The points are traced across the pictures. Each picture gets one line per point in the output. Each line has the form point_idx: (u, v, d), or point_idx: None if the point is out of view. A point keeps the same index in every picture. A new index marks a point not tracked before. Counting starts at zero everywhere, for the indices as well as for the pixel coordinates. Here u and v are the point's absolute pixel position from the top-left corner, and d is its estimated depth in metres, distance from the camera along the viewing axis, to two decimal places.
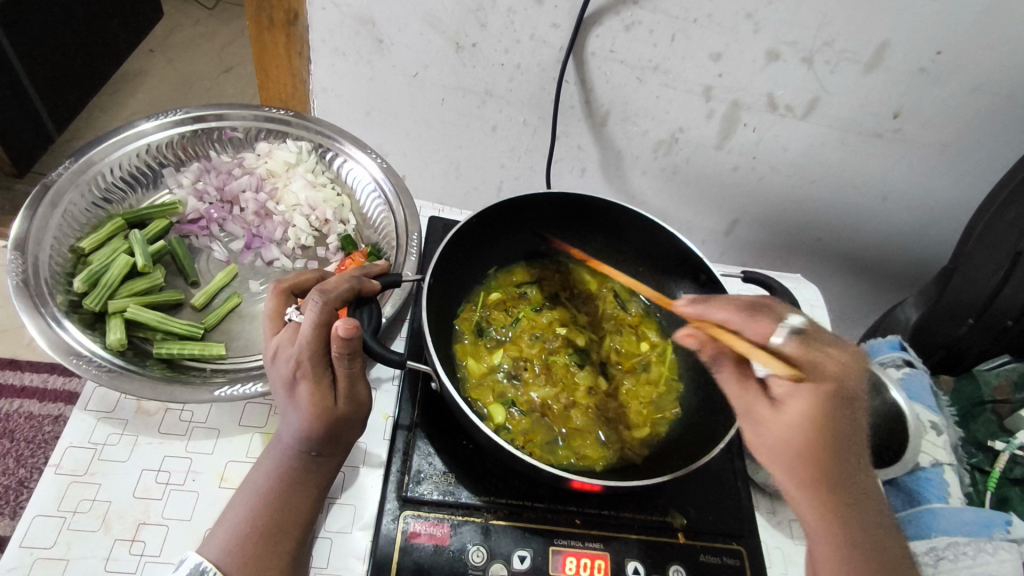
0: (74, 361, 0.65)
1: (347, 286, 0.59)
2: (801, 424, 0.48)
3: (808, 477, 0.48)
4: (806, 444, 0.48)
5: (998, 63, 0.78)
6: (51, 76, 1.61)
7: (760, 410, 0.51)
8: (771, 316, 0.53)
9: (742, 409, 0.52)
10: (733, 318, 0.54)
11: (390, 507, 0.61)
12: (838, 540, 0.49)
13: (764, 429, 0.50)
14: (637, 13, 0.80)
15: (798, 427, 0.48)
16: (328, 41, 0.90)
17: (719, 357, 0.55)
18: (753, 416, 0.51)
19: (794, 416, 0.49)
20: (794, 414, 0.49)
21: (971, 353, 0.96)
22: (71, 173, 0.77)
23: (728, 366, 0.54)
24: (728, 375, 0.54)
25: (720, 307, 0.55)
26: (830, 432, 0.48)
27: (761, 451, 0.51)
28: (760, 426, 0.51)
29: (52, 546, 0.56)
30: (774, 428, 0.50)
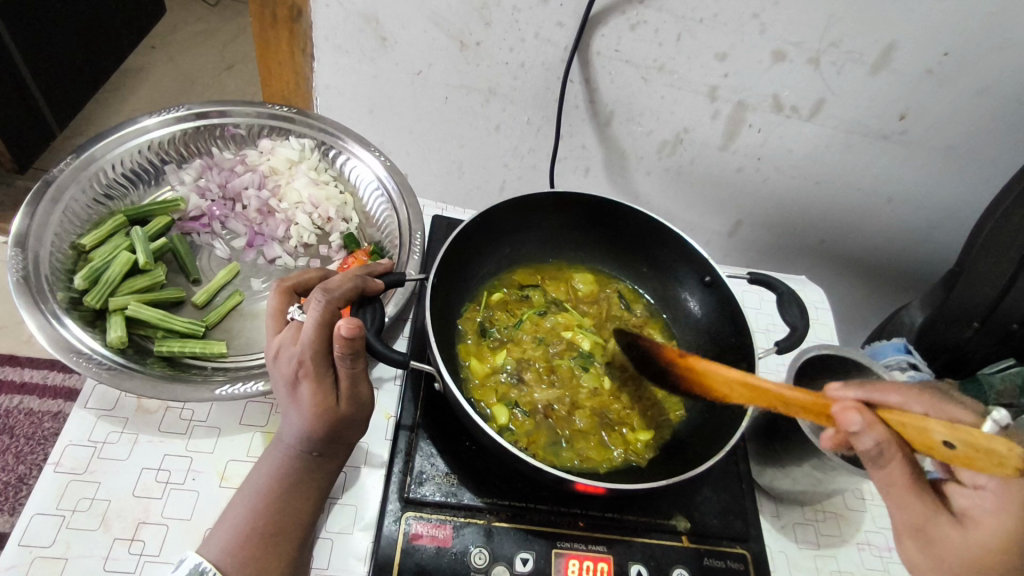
0: (74, 358, 0.64)
1: (351, 284, 0.58)
2: (998, 541, 0.44)
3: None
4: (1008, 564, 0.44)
5: (1007, 66, 0.77)
6: (52, 72, 1.60)
7: (941, 525, 0.46)
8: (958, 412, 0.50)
9: (915, 524, 0.46)
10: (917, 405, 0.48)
11: (393, 508, 0.60)
12: None
13: (950, 547, 0.45)
14: (643, 12, 0.79)
15: (994, 550, 0.44)
16: (331, 38, 0.90)
17: (884, 448, 0.45)
18: (932, 531, 0.46)
19: (991, 531, 0.45)
20: (989, 530, 0.45)
21: (975, 357, 0.94)
22: (73, 168, 0.77)
23: (898, 461, 0.46)
24: (888, 482, 0.46)
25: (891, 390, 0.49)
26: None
27: (931, 570, 0.46)
28: (941, 545, 0.46)
29: (50, 545, 0.55)
30: (968, 542, 0.45)
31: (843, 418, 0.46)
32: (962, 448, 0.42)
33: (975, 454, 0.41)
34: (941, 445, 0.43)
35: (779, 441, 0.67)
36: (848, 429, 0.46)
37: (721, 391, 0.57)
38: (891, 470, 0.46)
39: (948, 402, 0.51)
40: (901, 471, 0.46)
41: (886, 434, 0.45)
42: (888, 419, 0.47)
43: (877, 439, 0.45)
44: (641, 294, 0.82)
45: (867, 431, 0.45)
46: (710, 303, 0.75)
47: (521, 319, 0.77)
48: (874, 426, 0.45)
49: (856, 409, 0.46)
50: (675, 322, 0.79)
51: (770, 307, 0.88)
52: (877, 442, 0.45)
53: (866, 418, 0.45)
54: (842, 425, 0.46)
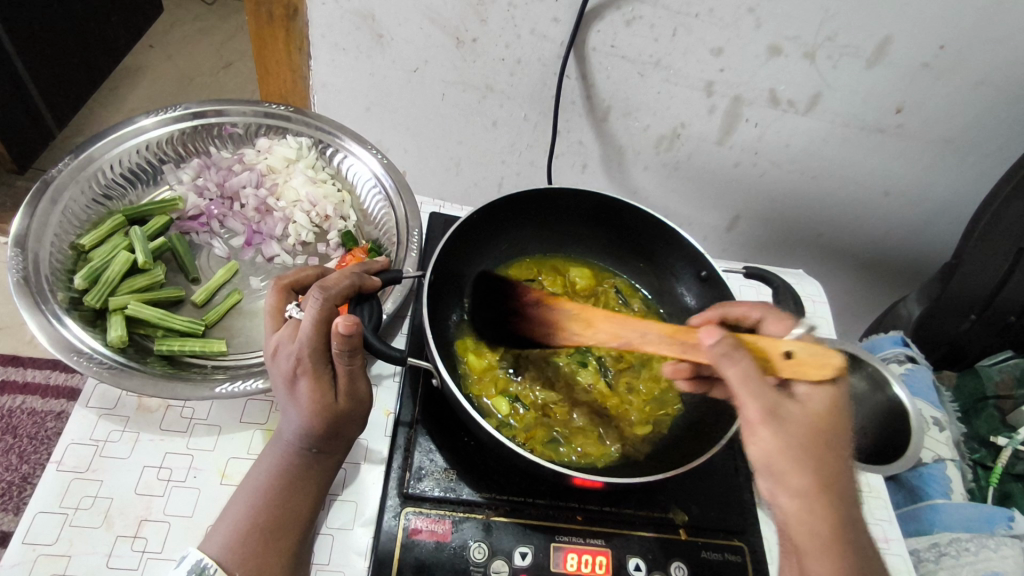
0: (75, 358, 0.65)
1: (348, 282, 0.58)
2: (823, 415, 0.50)
3: (824, 464, 0.47)
4: (829, 434, 0.49)
5: (1002, 57, 0.77)
6: (51, 72, 1.61)
7: (789, 406, 0.49)
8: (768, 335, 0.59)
9: (770, 404, 0.48)
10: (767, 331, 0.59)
11: (392, 504, 0.61)
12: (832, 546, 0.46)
13: (794, 419, 0.48)
14: (638, 8, 0.79)
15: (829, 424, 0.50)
16: (328, 36, 0.90)
17: (737, 346, 0.49)
18: (784, 411, 0.48)
19: (819, 407, 0.50)
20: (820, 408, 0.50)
21: (973, 348, 0.96)
22: (72, 168, 0.77)
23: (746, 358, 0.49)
24: (742, 374, 0.48)
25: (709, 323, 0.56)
26: (837, 424, 0.50)
27: (785, 445, 0.47)
28: (790, 421, 0.48)
29: (54, 543, 0.56)
30: (805, 414, 0.49)
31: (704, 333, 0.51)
32: (801, 353, 0.52)
33: (806, 358, 0.52)
34: (785, 354, 0.52)
35: None
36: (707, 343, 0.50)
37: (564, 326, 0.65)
38: (743, 362, 0.48)
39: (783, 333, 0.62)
40: (751, 360, 0.49)
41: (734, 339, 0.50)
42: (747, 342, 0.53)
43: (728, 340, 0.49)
44: (638, 288, 0.82)
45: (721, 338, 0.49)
46: (709, 299, 0.75)
47: None
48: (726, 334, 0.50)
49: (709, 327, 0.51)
50: (673, 317, 0.79)
51: (767, 301, 0.89)
52: (731, 341, 0.49)
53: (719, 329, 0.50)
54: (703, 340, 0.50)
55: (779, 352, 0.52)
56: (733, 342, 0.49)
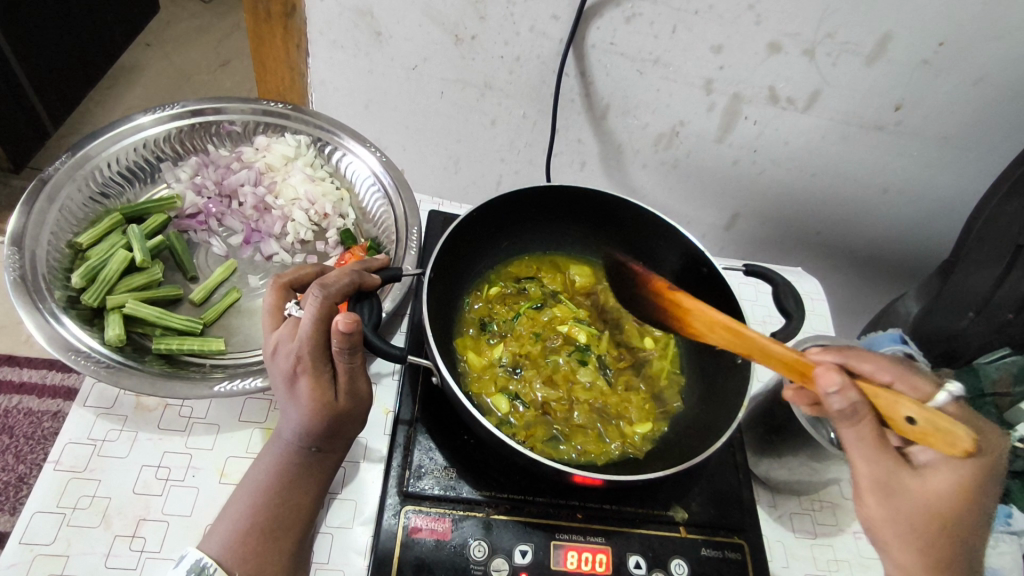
0: (73, 356, 0.64)
1: (348, 280, 0.58)
2: (950, 490, 0.50)
3: (932, 542, 0.50)
4: (949, 514, 0.50)
5: (1002, 55, 0.77)
6: (47, 70, 1.60)
7: (903, 477, 0.50)
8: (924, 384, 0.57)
9: (881, 477, 0.49)
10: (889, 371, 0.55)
11: (391, 502, 0.60)
12: None
13: (910, 498, 0.50)
14: (638, 4, 0.79)
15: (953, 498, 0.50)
16: (326, 34, 0.90)
17: (858, 407, 0.49)
18: (895, 485, 0.49)
19: (945, 485, 0.50)
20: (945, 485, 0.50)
21: (969, 348, 0.92)
22: (68, 166, 0.77)
23: (869, 421, 0.49)
24: (858, 437, 0.49)
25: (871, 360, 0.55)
26: (973, 503, 0.50)
27: (888, 519, 0.50)
28: (900, 497, 0.50)
29: (52, 542, 0.56)
30: (923, 494, 0.50)
31: (823, 377, 0.50)
32: (924, 424, 0.48)
33: (933, 431, 0.48)
34: (905, 421, 0.49)
35: (777, 433, 0.67)
36: (825, 390, 0.49)
37: (702, 333, 0.61)
38: (859, 427, 0.49)
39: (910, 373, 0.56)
40: (870, 426, 0.49)
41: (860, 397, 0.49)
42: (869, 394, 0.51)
43: (854, 400, 0.49)
44: None
45: (842, 393, 0.49)
46: (708, 296, 0.75)
47: (518, 313, 0.76)
48: (847, 389, 0.49)
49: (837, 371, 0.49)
50: None
51: (766, 299, 0.89)
52: (852, 403, 0.49)
53: (844, 380, 0.49)
54: (822, 384, 0.50)
55: (900, 417, 0.49)
56: (852, 403, 0.49)
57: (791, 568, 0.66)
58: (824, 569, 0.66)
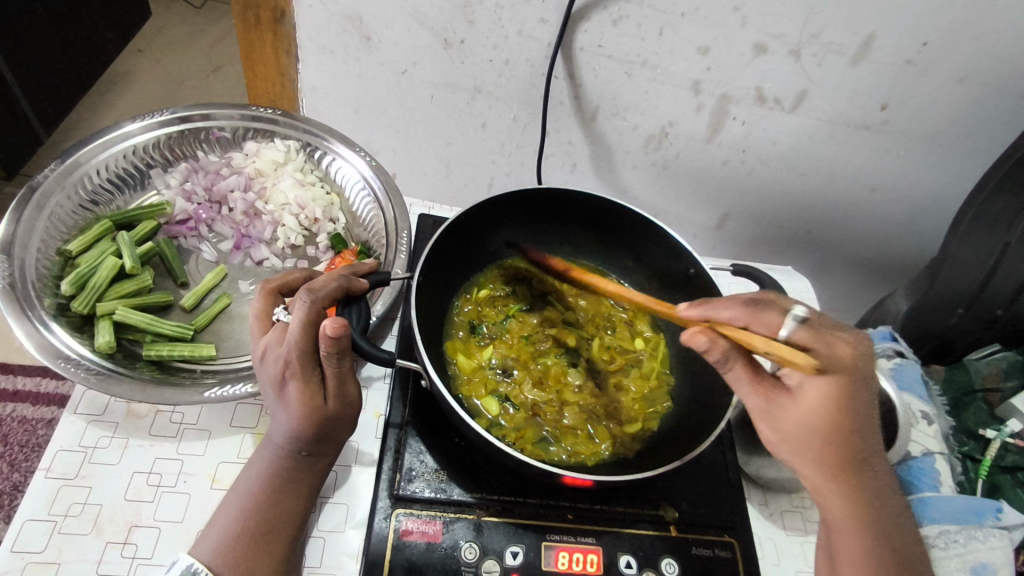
0: (62, 364, 0.64)
1: (335, 284, 0.58)
2: (825, 405, 0.53)
3: (824, 454, 0.53)
4: (828, 430, 0.53)
5: (986, 54, 0.78)
6: (39, 77, 1.60)
7: (782, 403, 0.54)
8: (776, 307, 0.54)
9: (763, 407, 0.54)
10: (739, 314, 0.54)
11: (383, 505, 0.61)
12: (845, 503, 0.54)
13: (792, 421, 0.54)
14: (625, 7, 0.80)
15: (824, 414, 0.53)
16: (315, 39, 0.90)
17: (728, 354, 0.52)
18: (777, 412, 0.54)
19: (818, 404, 0.53)
20: (817, 402, 0.53)
21: (961, 343, 0.97)
22: (58, 174, 0.77)
23: (738, 362, 0.53)
24: (738, 376, 0.54)
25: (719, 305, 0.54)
26: (849, 414, 0.52)
27: (781, 440, 0.55)
28: (783, 420, 0.54)
29: (43, 551, 0.56)
30: (800, 414, 0.53)
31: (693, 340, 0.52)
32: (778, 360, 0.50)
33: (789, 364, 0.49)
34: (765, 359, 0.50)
35: None
36: (698, 347, 0.52)
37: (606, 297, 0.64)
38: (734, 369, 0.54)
39: (760, 306, 0.54)
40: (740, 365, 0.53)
41: (726, 346, 0.52)
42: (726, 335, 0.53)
43: (720, 353, 0.52)
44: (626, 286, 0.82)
45: (714, 346, 0.52)
46: (696, 296, 0.75)
47: (507, 315, 0.77)
48: (716, 342, 0.52)
49: (704, 333, 0.51)
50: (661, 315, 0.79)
51: (755, 298, 0.89)
52: (720, 351, 0.52)
53: (710, 338, 0.51)
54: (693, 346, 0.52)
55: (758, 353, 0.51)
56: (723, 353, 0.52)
57: (782, 566, 0.66)
58: (816, 566, 0.67)
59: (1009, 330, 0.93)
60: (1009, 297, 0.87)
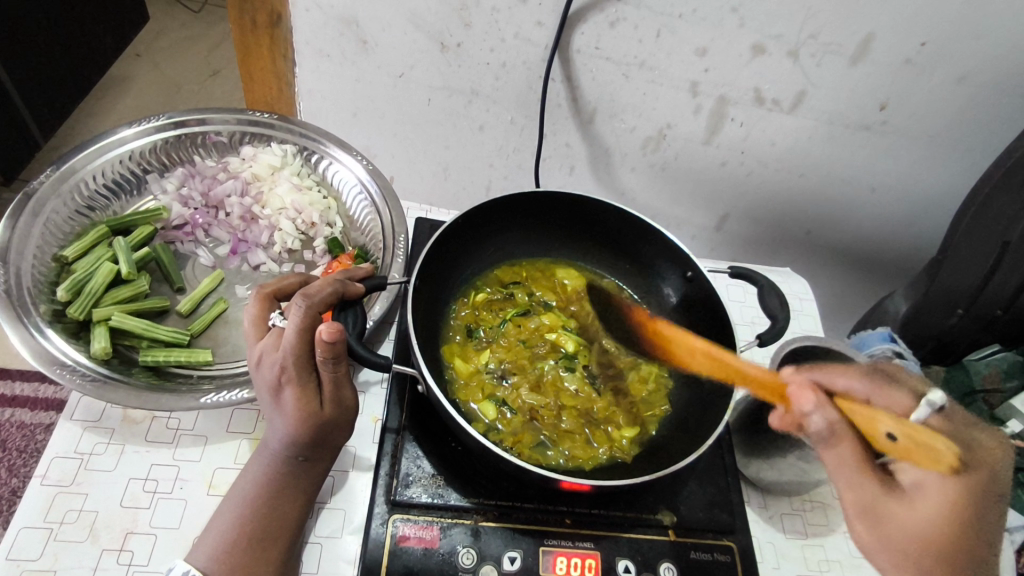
0: (58, 370, 0.64)
1: (331, 289, 0.58)
2: (943, 513, 0.48)
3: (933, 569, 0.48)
4: (949, 540, 0.48)
5: (985, 53, 0.78)
6: (37, 82, 1.60)
7: (889, 503, 0.50)
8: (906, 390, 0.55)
9: (864, 501, 0.51)
10: (861, 387, 0.54)
11: (379, 511, 0.60)
12: None
13: (899, 524, 0.49)
14: (622, 9, 0.80)
15: (941, 521, 0.48)
16: (312, 42, 0.90)
17: (835, 428, 0.52)
18: (883, 511, 0.50)
19: (934, 506, 0.49)
20: (931, 511, 0.49)
21: (961, 345, 0.96)
22: (53, 181, 0.77)
23: (848, 441, 0.52)
24: (837, 460, 0.52)
25: (845, 376, 0.56)
26: (975, 522, 0.48)
27: (881, 546, 0.50)
28: (888, 523, 0.50)
29: (39, 558, 0.56)
30: (910, 520, 0.49)
31: (799, 401, 0.53)
32: (905, 440, 0.49)
33: (914, 446, 0.49)
34: (885, 437, 0.50)
35: (764, 434, 0.68)
36: (803, 410, 0.53)
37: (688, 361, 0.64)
38: (840, 450, 0.52)
39: (891, 386, 0.55)
40: (848, 450, 0.52)
41: (820, 420, 0.52)
42: (846, 410, 0.53)
43: (829, 420, 0.52)
44: (624, 288, 0.82)
45: (820, 412, 0.52)
46: (694, 299, 0.75)
47: (504, 319, 0.77)
48: (824, 409, 0.53)
49: (811, 393, 0.53)
50: (659, 318, 0.79)
51: (753, 300, 0.89)
52: (826, 424, 0.52)
53: (819, 399, 0.53)
54: (798, 406, 0.53)
55: (879, 432, 0.51)
56: (829, 428, 0.52)
57: (781, 569, 0.66)
58: (815, 569, 0.66)
59: (1009, 331, 0.92)
60: (1009, 298, 0.86)
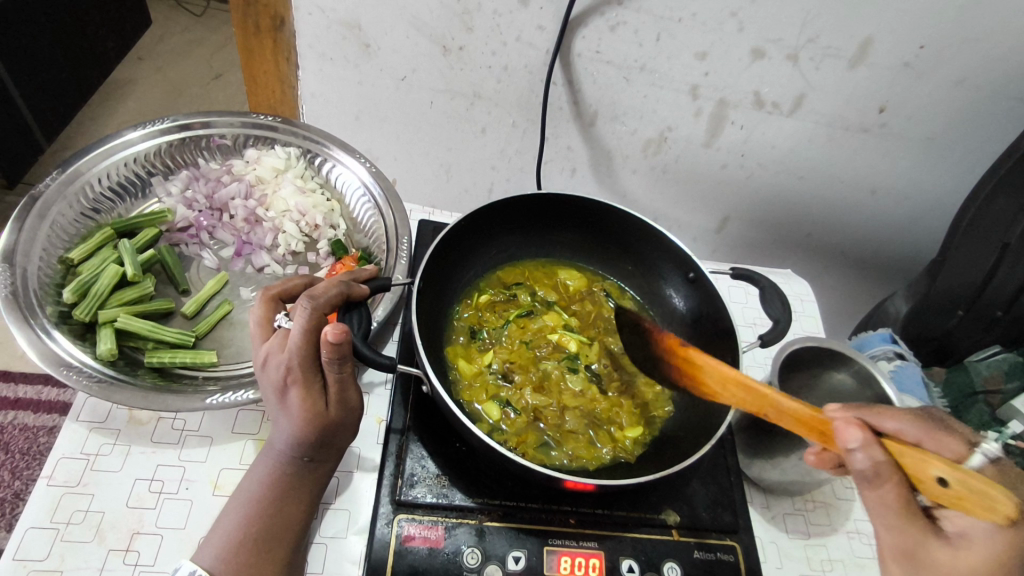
0: (64, 371, 0.65)
1: (337, 290, 0.59)
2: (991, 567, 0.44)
3: None
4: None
5: (983, 56, 0.78)
6: (39, 86, 1.60)
7: (931, 548, 0.46)
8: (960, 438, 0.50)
9: (905, 545, 0.47)
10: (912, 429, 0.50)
11: (384, 511, 0.61)
12: None
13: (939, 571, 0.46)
14: (623, 13, 0.80)
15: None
16: (315, 47, 0.91)
17: (881, 468, 0.46)
18: (921, 555, 0.47)
19: (981, 559, 0.45)
20: (977, 564, 0.45)
21: (962, 345, 0.96)
22: (59, 183, 0.77)
23: (894, 482, 0.46)
24: (881, 502, 0.47)
25: (892, 416, 0.51)
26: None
27: None
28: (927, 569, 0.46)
29: (45, 558, 0.56)
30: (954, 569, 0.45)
31: (843, 434, 0.48)
32: (957, 485, 0.44)
33: (967, 493, 0.43)
34: (936, 481, 0.45)
35: (767, 434, 0.68)
36: (847, 446, 0.48)
37: (715, 392, 0.59)
38: (883, 492, 0.47)
39: (940, 429, 0.51)
40: (894, 491, 0.46)
41: (873, 458, 0.46)
42: (895, 451, 0.47)
43: (875, 458, 0.46)
44: (626, 290, 0.82)
45: (866, 450, 0.47)
46: (696, 300, 0.76)
47: (507, 320, 0.77)
48: (871, 446, 0.47)
49: (858, 427, 0.47)
50: (662, 319, 0.79)
51: (755, 302, 0.90)
52: (873, 463, 0.47)
53: (866, 436, 0.47)
54: (842, 440, 0.48)
55: (930, 476, 0.45)
56: (875, 465, 0.46)
57: (784, 569, 0.66)
58: (818, 569, 0.67)
59: (1010, 332, 0.92)
60: (1010, 297, 0.87)
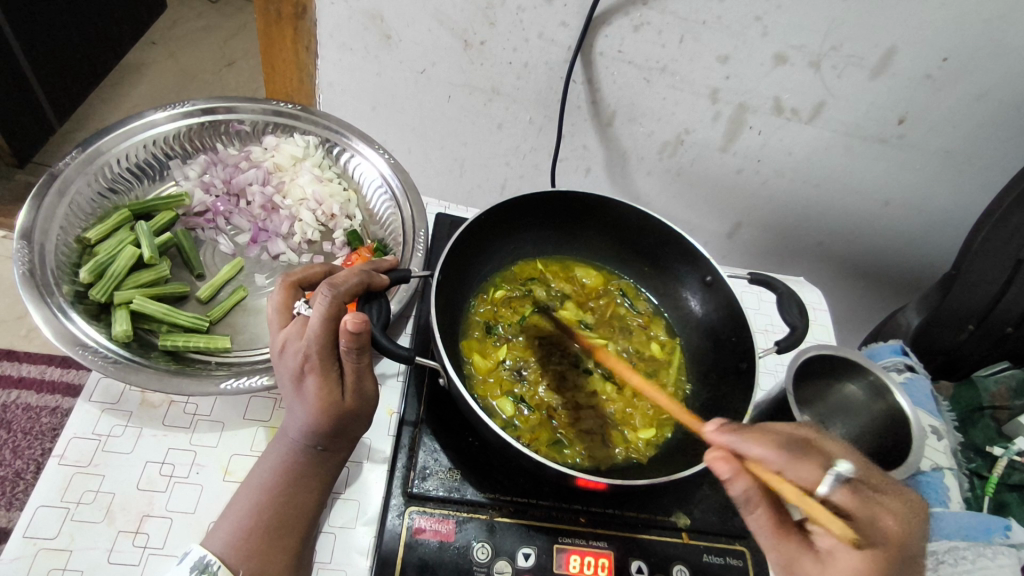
0: (79, 350, 0.64)
1: (357, 279, 0.59)
2: None
3: None
4: None
5: (1005, 72, 0.78)
6: (53, 65, 1.60)
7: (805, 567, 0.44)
8: (815, 459, 0.46)
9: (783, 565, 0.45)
10: (773, 456, 0.45)
11: (396, 503, 0.61)
12: None
13: None
14: (646, 13, 0.80)
15: None
16: (336, 36, 0.90)
17: (749, 496, 0.45)
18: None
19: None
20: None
21: (969, 360, 0.97)
22: (79, 162, 0.77)
23: (764, 506, 0.46)
24: (757, 526, 0.46)
25: (754, 439, 0.46)
26: None
27: None
28: None
29: (55, 537, 0.55)
30: None
31: (711, 465, 0.46)
32: (808, 514, 0.42)
33: None
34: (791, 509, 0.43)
35: None
36: (719, 477, 0.46)
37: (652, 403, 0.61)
38: (757, 517, 0.46)
39: (799, 456, 0.46)
40: (766, 514, 0.46)
41: (750, 488, 0.45)
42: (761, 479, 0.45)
43: (742, 488, 0.45)
44: (643, 291, 0.83)
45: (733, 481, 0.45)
46: (713, 302, 0.75)
47: (523, 316, 0.77)
48: (733, 478, 0.45)
49: (725, 458, 0.45)
50: (677, 322, 0.80)
51: (768, 308, 0.90)
52: (741, 491, 0.46)
53: (733, 467, 0.45)
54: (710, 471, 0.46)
55: (787, 504, 0.43)
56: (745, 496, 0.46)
57: None
58: None
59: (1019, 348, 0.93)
60: (1020, 316, 0.86)
